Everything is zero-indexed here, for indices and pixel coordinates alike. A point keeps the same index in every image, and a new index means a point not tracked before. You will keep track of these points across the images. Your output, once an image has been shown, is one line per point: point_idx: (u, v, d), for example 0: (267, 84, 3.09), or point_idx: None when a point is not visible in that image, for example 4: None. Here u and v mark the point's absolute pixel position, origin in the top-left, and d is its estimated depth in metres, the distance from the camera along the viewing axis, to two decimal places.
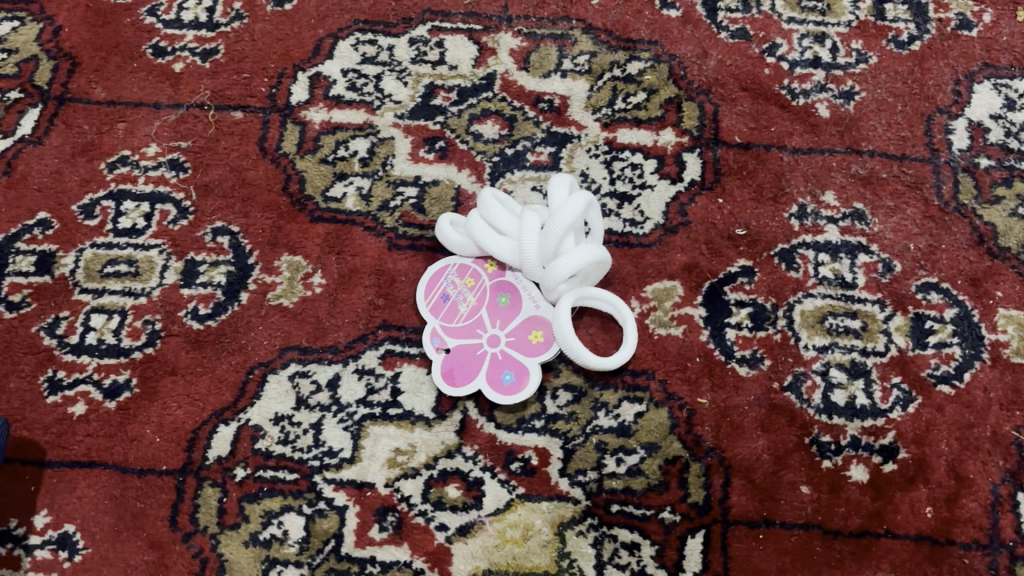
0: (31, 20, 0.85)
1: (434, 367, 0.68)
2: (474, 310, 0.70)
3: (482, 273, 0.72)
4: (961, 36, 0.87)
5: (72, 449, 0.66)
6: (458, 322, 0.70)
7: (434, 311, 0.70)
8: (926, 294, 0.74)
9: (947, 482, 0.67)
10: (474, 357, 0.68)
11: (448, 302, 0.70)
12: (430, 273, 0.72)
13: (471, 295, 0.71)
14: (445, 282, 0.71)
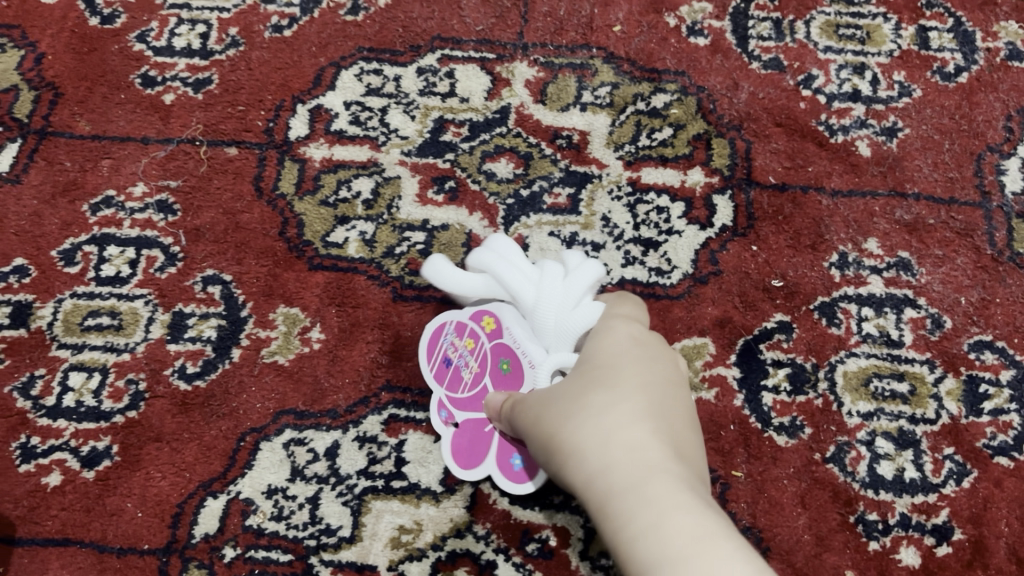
0: (12, 46, 0.79)
1: (443, 445, 0.62)
2: (477, 378, 0.62)
3: (480, 334, 0.62)
4: (1012, 68, 0.81)
5: (45, 526, 0.60)
6: (463, 393, 0.62)
7: (439, 379, 0.63)
8: (980, 354, 0.68)
9: (1007, 567, 0.61)
10: (481, 438, 0.61)
11: (451, 367, 0.63)
12: (428, 332, 0.64)
13: (471, 360, 0.62)
14: (445, 342, 0.63)
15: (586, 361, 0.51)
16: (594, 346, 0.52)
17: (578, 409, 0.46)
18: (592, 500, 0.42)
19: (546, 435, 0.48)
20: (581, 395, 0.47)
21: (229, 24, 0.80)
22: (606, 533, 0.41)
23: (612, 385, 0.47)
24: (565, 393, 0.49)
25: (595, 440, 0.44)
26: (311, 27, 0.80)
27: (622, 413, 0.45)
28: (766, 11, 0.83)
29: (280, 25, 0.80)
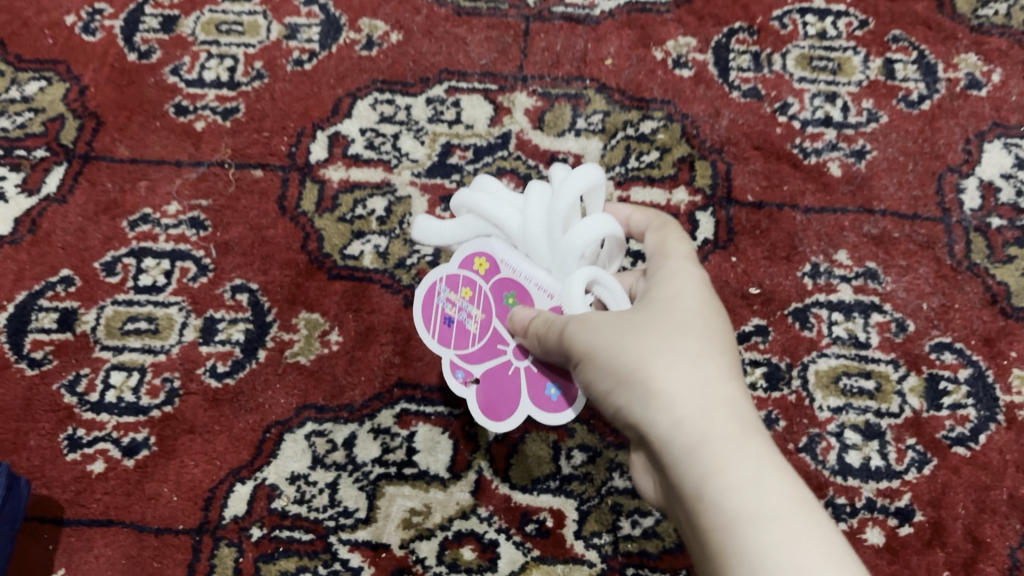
0: (58, 79, 0.86)
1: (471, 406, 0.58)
2: (486, 324, 0.57)
3: (474, 278, 0.57)
4: (970, 96, 0.88)
5: (89, 508, 0.66)
6: (473, 346, 0.58)
7: (444, 340, 0.58)
8: (940, 354, 0.75)
9: (964, 546, 0.66)
10: (509, 382, 0.57)
11: (453, 325, 0.58)
12: (420, 297, 0.59)
13: (473, 308, 0.58)
14: (439, 301, 0.59)
15: (656, 296, 0.51)
16: (664, 283, 0.52)
17: (667, 355, 0.47)
18: (682, 450, 0.44)
19: (619, 363, 0.48)
20: (665, 338, 0.48)
21: (255, 59, 0.87)
22: (691, 486, 0.43)
23: (696, 338, 0.48)
24: (642, 328, 0.49)
25: (690, 395, 0.45)
26: (329, 61, 0.88)
27: (713, 374, 0.46)
28: (746, 45, 0.91)
29: (301, 59, 0.88)
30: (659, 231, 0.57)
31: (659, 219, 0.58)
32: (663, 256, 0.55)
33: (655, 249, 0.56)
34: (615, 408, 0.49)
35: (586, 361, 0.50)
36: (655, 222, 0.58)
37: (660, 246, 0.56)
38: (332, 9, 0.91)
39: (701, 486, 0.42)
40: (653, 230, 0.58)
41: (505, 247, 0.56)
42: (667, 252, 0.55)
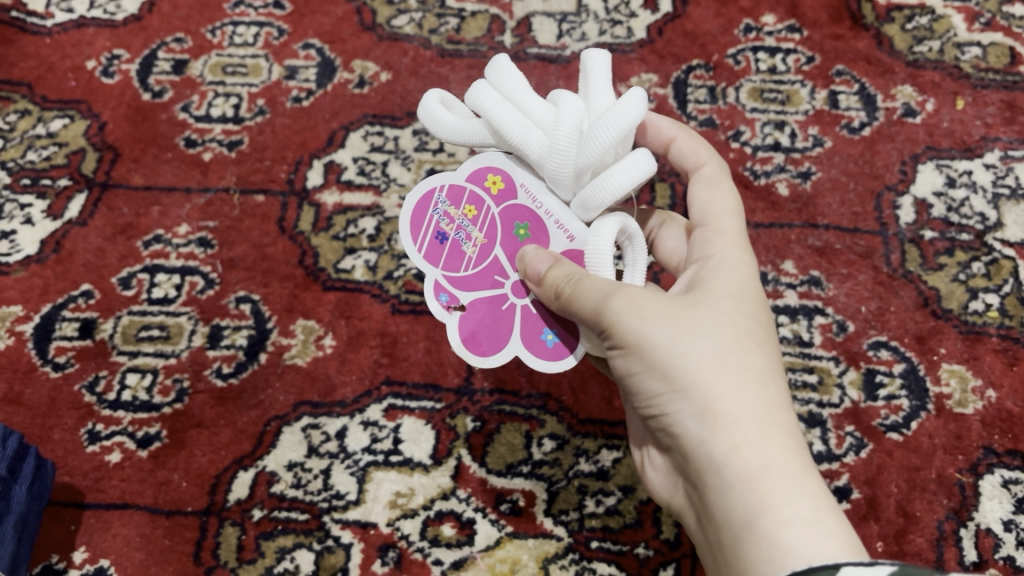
0: (80, 117, 0.96)
1: (451, 333, 0.58)
2: (484, 250, 0.58)
3: (482, 196, 0.59)
4: (907, 123, 0.97)
5: (107, 493, 0.74)
6: (466, 270, 0.58)
7: (438, 258, 0.59)
8: (877, 351, 0.82)
9: (896, 519, 0.74)
10: (501, 317, 0.58)
11: (448, 243, 0.59)
12: (417, 202, 0.60)
13: (475, 230, 0.59)
14: (436, 214, 0.59)
15: (712, 296, 0.55)
16: (720, 280, 0.57)
17: (728, 374, 0.52)
18: (741, 473, 0.50)
19: (681, 368, 0.52)
20: (728, 352, 0.53)
21: (257, 97, 0.97)
22: (745, 510, 0.49)
23: (756, 357, 0.53)
24: (704, 334, 0.53)
25: (750, 421, 0.51)
26: (325, 98, 0.97)
27: (768, 400, 0.52)
28: (703, 80, 1.00)
29: (299, 97, 0.97)
30: (708, 184, 0.63)
31: (708, 168, 0.64)
32: (712, 231, 0.60)
33: (704, 206, 0.62)
34: (658, 403, 0.54)
35: (635, 352, 0.53)
36: (705, 169, 0.64)
37: (710, 211, 0.62)
38: (328, 52, 1.01)
39: (757, 510, 0.48)
40: (700, 182, 0.63)
41: (525, 172, 0.59)
42: (718, 218, 0.61)
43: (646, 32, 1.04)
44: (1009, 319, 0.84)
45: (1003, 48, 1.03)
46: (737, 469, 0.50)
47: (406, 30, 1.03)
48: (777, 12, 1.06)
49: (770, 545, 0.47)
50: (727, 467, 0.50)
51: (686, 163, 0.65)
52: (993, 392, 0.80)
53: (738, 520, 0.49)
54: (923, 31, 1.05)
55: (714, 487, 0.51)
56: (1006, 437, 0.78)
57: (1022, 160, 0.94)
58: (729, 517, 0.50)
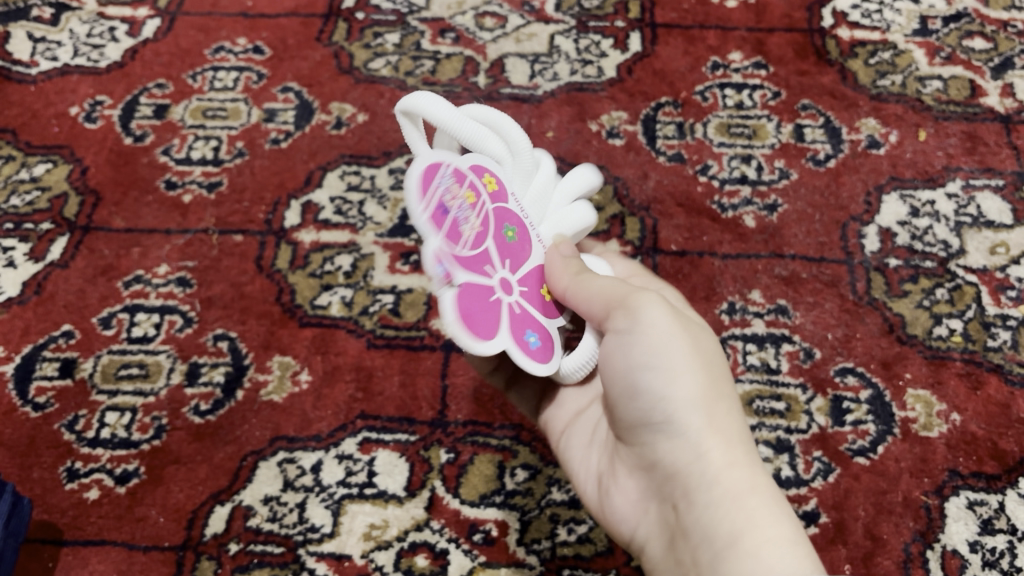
0: (63, 162, 0.98)
1: (449, 310, 0.52)
2: (481, 238, 0.54)
3: (482, 188, 0.55)
4: (871, 154, 1.00)
5: (85, 530, 0.75)
6: (466, 251, 0.53)
7: (437, 224, 0.51)
8: (844, 377, 0.84)
9: (863, 542, 0.75)
10: (492, 308, 0.54)
11: (450, 216, 0.52)
12: (424, 167, 0.52)
13: (474, 216, 0.54)
14: (441, 183, 0.52)
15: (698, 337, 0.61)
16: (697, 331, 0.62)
17: (721, 400, 0.55)
18: (728, 491, 0.51)
19: (687, 380, 0.55)
20: (722, 382, 0.57)
21: (237, 139, 0.99)
22: (731, 525, 0.50)
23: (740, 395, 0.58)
24: (705, 358, 0.57)
25: (740, 446, 0.54)
26: (303, 140, 0.99)
27: (750, 439, 0.55)
28: (671, 116, 1.03)
29: (278, 139, 0.99)
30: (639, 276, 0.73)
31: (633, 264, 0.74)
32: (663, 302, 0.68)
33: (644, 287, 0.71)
34: (659, 409, 0.55)
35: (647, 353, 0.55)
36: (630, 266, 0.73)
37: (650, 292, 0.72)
38: (306, 95, 1.03)
39: (747, 524, 0.50)
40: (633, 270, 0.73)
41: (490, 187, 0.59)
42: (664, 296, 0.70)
43: (615, 72, 1.07)
44: (972, 343, 0.86)
45: (963, 81, 1.06)
46: (728, 486, 0.52)
47: (382, 73, 1.06)
48: (743, 50, 1.10)
49: (754, 559, 0.48)
50: (720, 482, 0.52)
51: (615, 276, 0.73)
52: (958, 415, 0.81)
53: (723, 534, 0.50)
54: (885, 66, 1.08)
55: (701, 501, 0.52)
56: (970, 459, 0.79)
57: (984, 188, 0.96)
58: (711, 532, 0.51)
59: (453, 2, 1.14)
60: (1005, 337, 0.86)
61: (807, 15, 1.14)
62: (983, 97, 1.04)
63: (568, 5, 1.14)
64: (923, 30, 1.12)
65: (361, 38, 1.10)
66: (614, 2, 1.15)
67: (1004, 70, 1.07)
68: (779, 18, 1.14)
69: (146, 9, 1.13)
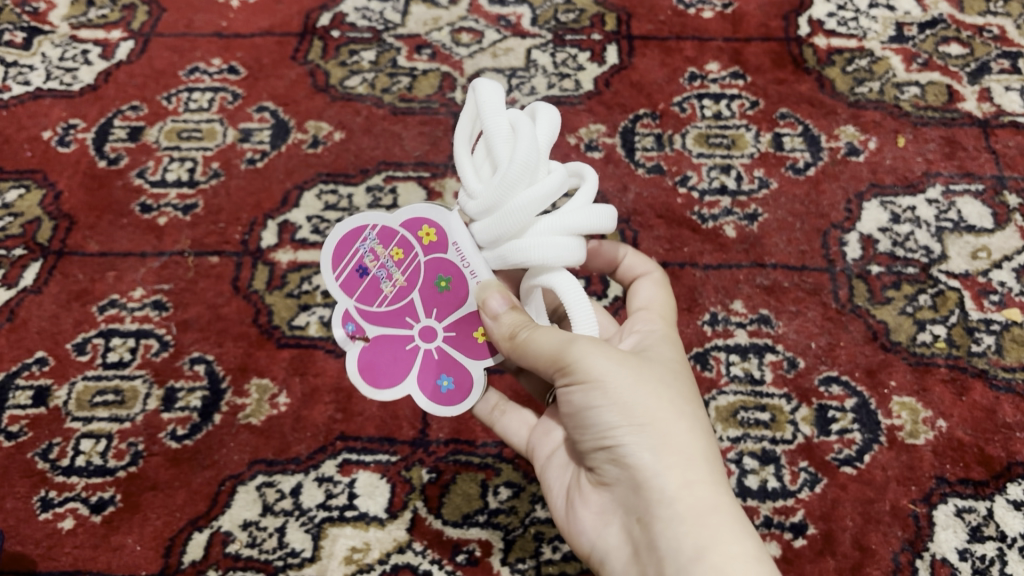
0: (36, 187, 0.97)
1: (352, 361, 0.59)
2: (401, 292, 0.58)
3: (412, 242, 0.57)
4: (851, 161, 0.99)
5: (60, 561, 0.73)
6: (379, 307, 0.58)
7: (353, 289, 0.58)
8: (828, 386, 0.83)
9: (852, 553, 0.74)
10: (402, 356, 0.59)
11: (369, 276, 0.58)
12: (343, 234, 0.58)
13: (398, 272, 0.58)
14: (363, 248, 0.58)
15: (654, 355, 0.58)
16: (662, 345, 0.60)
17: (679, 418, 0.54)
18: (691, 508, 0.51)
19: (649, 397, 0.54)
20: (679, 400, 0.55)
21: (212, 160, 0.98)
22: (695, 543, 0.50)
23: (698, 410, 0.56)
24: (658, 384, 0.55)
25: (699, 463, 0.53)
26: (279, 159, 0.98)
27: (710, 451, 0.54)
28: (650, 128, 1.03)
29: (254, 158, 0.98)
30: (651, 284, 0.66)
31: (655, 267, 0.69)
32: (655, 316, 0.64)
33: (648, 302, 0.65)
34: (611, 436, 0.53)
35: (597, 385, 0.53)
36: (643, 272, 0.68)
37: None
38: (282, 114, 1.03)
39: (709, 543, 0.49)
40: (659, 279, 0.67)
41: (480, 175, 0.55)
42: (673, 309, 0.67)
43: (593, 84, 1.07)
44: (956, 349, 0.85)
45: (940, 86, 1.06)
46: (689, 506, 0.51)
47: (358, 90, 1.06)
48: (721, 60, 1.10)
49: None
50: (679, 502, 0.51)
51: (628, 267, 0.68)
52: (944, 422, 0.81)
53: (686, 551, 0.50)
54: (863, 72, 1.08)
55: (663, 519, 0.51)
56: (957, 466, 0.78)
57: (964, 193, 0.96)
58: (675, 551, 0.50)
59: (429, 18, 1.14)
60: (989, 342, 0.86)
61: (783, 24, 1.14)
62: (961, 102, 1.04)
63: (544, 19, 1.14)
64: (900, 37, 1.12)
65: (336, 56, 1.09)
66: (590, 15, 1.15)
67: (981, 75, 1.07)
68: (755, 27, 1.14)
69: (119, 31, 1.12)
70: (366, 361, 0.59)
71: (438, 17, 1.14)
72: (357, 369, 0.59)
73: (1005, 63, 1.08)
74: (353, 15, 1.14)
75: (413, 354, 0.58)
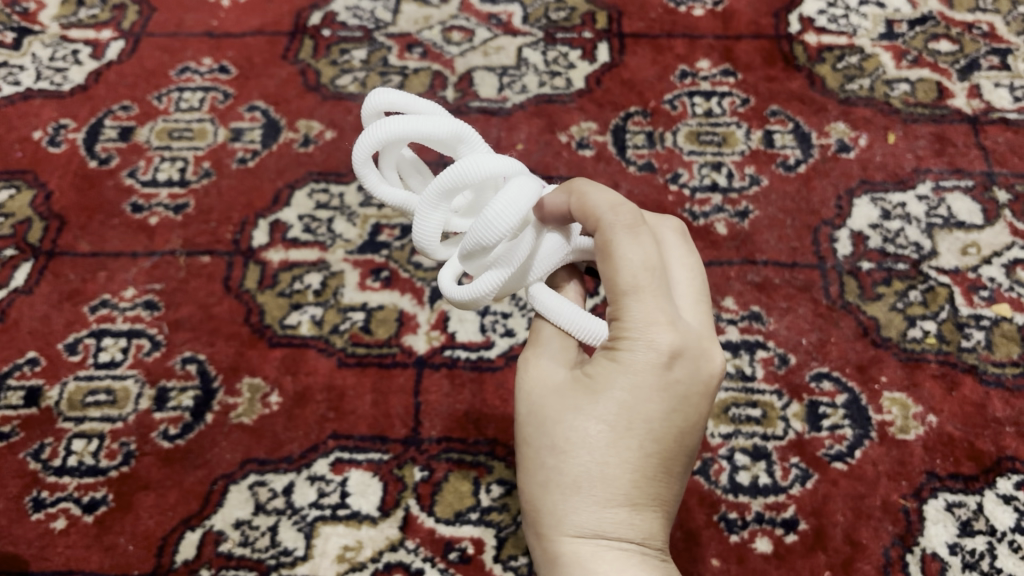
0: (27, 187, 0.97)
1: None
2: None
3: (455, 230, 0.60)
4: (841, 158, 1.00)
5: (52, 561, 0.73)
6: None
7: None
8: (819, 382, 0.83)
9: (843, 548, 0.75)
10: None
11: None
12: None
13: None
14: None
15: (580, 379, 0.49)
16: (600, 368, 0.48)
17: (549, 473, 0.48)
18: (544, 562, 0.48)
19: (527, 440, 0.49)
20: (554, 450, 0.48)
21: (203, 159, 0.98)
22: None
23: (587, 464, 0.47)
24: (542, 428, 0.49)
25: (552, 522, 0.48)
26: (270, 158, 0.98)
27: (576, 507, 0.47)
28: (641, 126, 1.03)
29: (245, 158, 0.98)
30: (605, 258, 0.46)
31: (628, 209, 0.46)
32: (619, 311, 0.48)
33: (620, 277, 0.46)
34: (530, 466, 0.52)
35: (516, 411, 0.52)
36: (603, 231, 0.46)
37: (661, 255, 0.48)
38: (273, 113, 1.03)
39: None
40: (622, 231, 0.46)
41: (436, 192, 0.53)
42: (653, 279, 0.45)
43: (584, 82, 1.07)
44: (946, 344, 0.85)
45: (930, 83, 1.06)
46: (543, 559, 0.49)
47: (349, 89, 1.06)
48: (711, 57, 1.10)
49: None
50: (540, 553, 0.49)
51: (601, 207, 0.46)
52: (934, 417, 0.81)
53: None
54: (853, 69, 1.09)
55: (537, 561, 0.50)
56: (947, 461, 0.79)
57: (954, 190, 0.96)
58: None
59: (420, 17, 1.14)
60: (979, 337, 0.86)
61: (774, 21, 1.14)
62: (950, 98, 1.05)
63: (535, 17, 1.14)
64: (890, 34, 1.12)
65: (327, 55, 1.09)
66: (581, 13, 1.15)
67: (971, 72, 1.07)
68: (745, 25, 1.14)
69: (110, 32, 1.12)
70: None
71: (429, 15, 1.14)
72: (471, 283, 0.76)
73: (994, 59, 1.09)
74: (343, 13, 1.14)
75: None
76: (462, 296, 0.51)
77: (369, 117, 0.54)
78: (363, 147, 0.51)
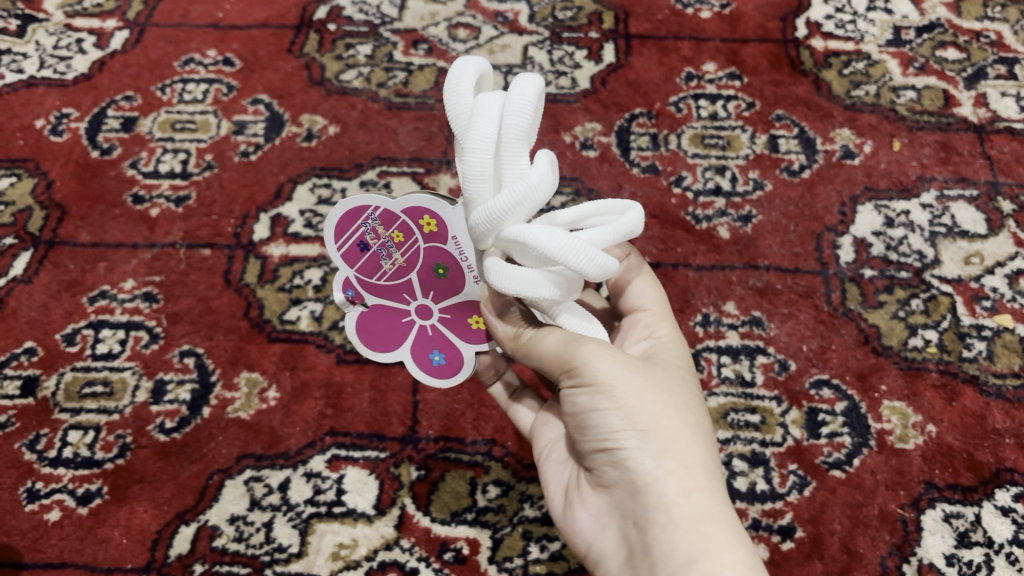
0: (27, 176, 0.96)
1: (349, 323, 0.61)
2: (401, 272, 0.58)
3: (414, 230, 0.57)
4: (846, 164, 0.99)
5: (45, 552, 0.73)
6: (378, 280, 0.58)
7: (352, 260, 0.58)
8: (819, 390, 0.83)
9: (840, 557, 0.74)
10: (397, 327, 0.60)
11: (366, 252, 0.58)
12: (344, 211, 0.57)
13: (397, 253, 0.57)
14: (364, 226, 0.57)
15: (666, 366, 0.58)
16: (672, 355, 0.59)
17: (684, 428, 0.53)
18: (688, 516, 0.50)
19: (650, 400, 0.53)
20: (682, 410, 0.54)
21: (205, 152, 0.98)
22: (690, 552, 0.49)
23: (703, 420, 0.55)
24: (662, 392, 0.54)
25: (700, 471, 0.52)
26: (273, 152, 0.98)
27: (710, 459, 0.53)
28: (645, 127, 1.02)
29: (247, 151, 0.98)
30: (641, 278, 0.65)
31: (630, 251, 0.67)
32: (658, 318, 0.63)
33: (645, 297, 0.64)
34: (612, 439, 0.53)
35: (601, 390, 0.52)
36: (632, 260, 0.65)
37: None
38: (276, 107, 1.02)
39: (701, 550, 0.49)
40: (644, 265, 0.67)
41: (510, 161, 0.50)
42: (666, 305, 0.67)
43: (589, 83, 1.07)
44: (948, 354, 0.85)
45: (936, 91, 1.06)
46: (684, 513, 0.50)
47: (353, 84, 1.05)
48: (718, 60, 1.10)
49: None
50: (675, 508, 0.51)
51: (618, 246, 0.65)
52: (934, 427, 0.81)
53: (682, 556, 0.49)
54: (860, 76, 1.08)
55: (658, 524, 0.51)
56: (946, 471, 0.78)
57: (958, 199, 0.96)
58: (670, 557, 0.50)
59: (426, 13, 1.14)
60: (980, 348, 0.86)
61: (781, 26, 1.14)
62: (956, 107, 1.04)
63: (542, 16, 1.14)
64: (897, 40, 1.12)
65: (332, 49, 1.09)
66: (588, 13, 1.15)
67: (977, 80, 1.07)
68: (753, 28, 1.13)
69: (114, 21, 1.12)
70: (364, 326, 0.61)
71: (435, 12, 1.14)
72: (354, 330, 0.61)
73: (1001, 68, 1.08)
74: (349, 8, 1.14)
75: (406, 327, 0.60)
76: (602, 261, 0.48)
77: (458, 85, 0.52)
78: (531, 80, 0.50)
